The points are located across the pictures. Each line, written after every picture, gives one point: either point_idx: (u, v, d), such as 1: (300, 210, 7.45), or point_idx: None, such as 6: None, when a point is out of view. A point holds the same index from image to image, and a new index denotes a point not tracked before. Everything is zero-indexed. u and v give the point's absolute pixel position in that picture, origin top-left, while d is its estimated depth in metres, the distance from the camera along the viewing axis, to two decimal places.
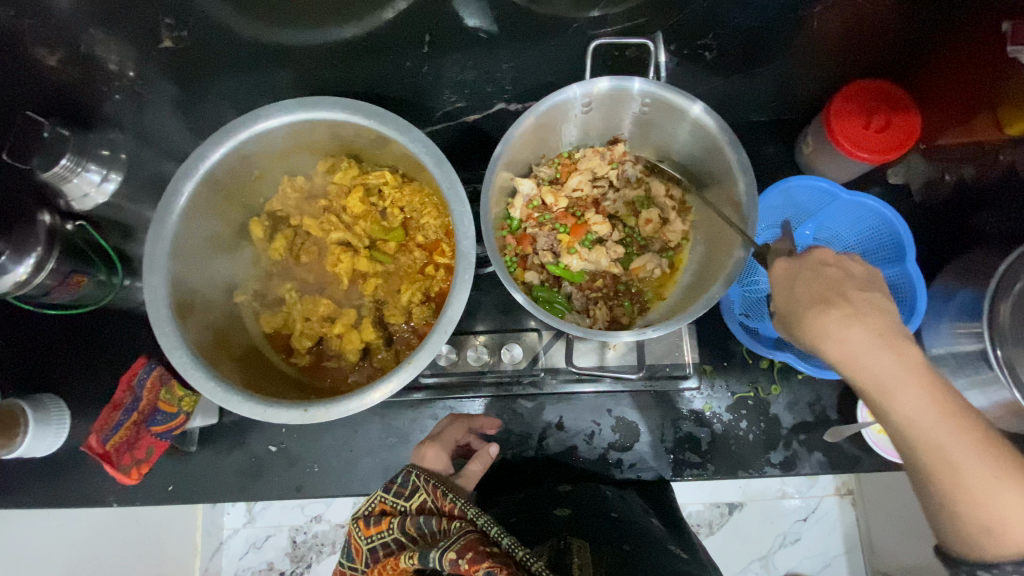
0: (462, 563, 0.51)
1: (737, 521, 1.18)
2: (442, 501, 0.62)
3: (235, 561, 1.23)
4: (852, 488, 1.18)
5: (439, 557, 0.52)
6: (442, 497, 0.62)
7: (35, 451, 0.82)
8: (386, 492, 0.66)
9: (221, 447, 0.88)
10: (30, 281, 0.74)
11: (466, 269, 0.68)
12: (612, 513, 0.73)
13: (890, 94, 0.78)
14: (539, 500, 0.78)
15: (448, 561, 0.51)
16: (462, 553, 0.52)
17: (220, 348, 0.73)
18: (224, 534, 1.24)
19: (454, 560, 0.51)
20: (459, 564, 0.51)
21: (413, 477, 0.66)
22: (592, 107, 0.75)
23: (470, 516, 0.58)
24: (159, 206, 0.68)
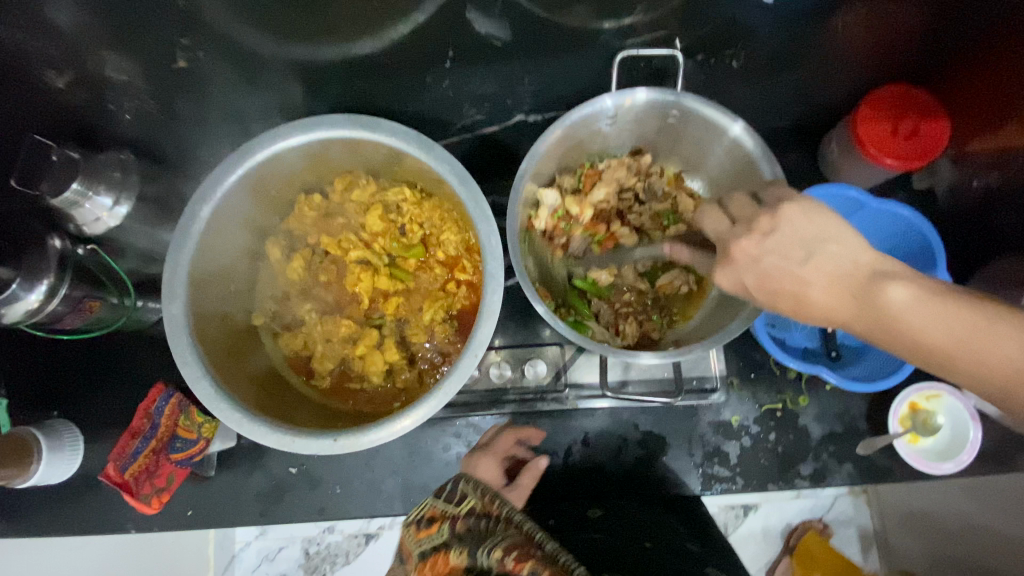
0: (509, 562, 0.52)
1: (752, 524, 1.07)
2: (491, 506, 0.62)
3: None
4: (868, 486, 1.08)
5: (488, 556, 0.54)
6: (491, 502, 0.63)
7: (51, 478, 0.80)
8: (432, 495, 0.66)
9: (241, 470, 0.86)
10: (42, 308, 0.72)
11: (495, 290, 0.66)
12: (646, 544, 0.70)
13: (917, 100, 0.76)
14: (572, 527, 0.75)
15: (494, 559, 0.53)
16: (507, 552, 0.53)
17: (243, 375, 0.71)
18: (236, 547, 1.15)
19: (500, 558, 0.53)
20: (504, 562, 0.52)
21: (463, 483, 0.67)
22: (619, 120, 0.73)
23: (517, 522, 0.59)
24: (176, 229, 0.66)
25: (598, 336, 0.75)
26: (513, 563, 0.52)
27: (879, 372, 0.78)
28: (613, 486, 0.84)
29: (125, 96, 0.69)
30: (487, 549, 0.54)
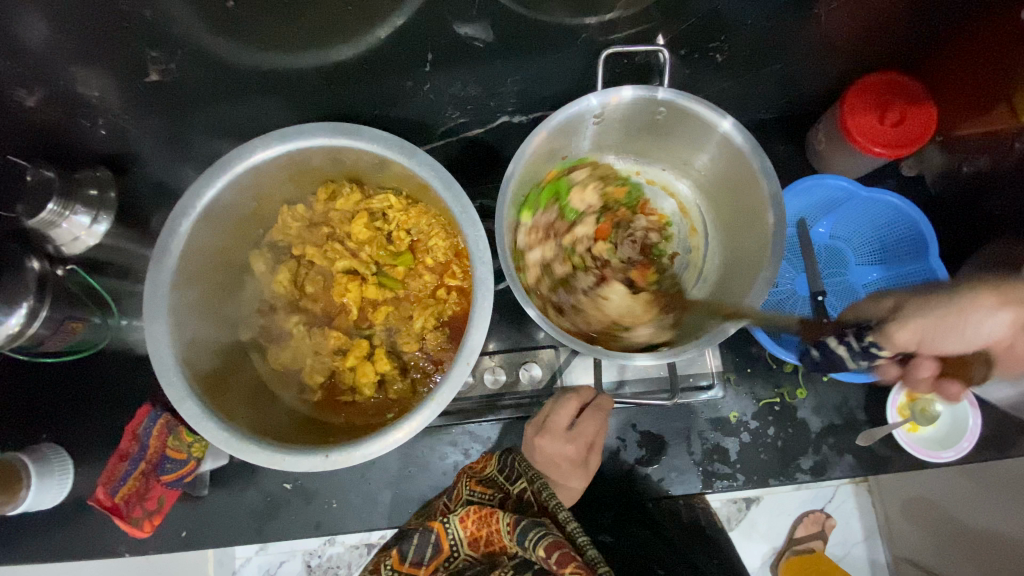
0: (551, 561, 0.57)
1: (755, 517, 1.00)
2: (539, 495, 0.68)
3: None
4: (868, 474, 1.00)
5: (534, 550, 0.59)
6: (540, 492, 0.68)
7: (41, 504, 0.78)
8: (494, 457, 0.76)
9: (233, 488, 0.85)
10: (22, 332, 0.72)
11: (486, 296, 0.64)
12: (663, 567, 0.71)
13: (905, 87, 0.76)
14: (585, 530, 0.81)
15: (539, 557, 0.58)
16: (551, 552, 0.57)
17: (230, 392, 0.69)
18: None
19: (544, 557, 0.58)
20: (548, 562, 0.57)
21: (518, 465, 0.73)
22: (603, 119, 0.72)
23: (560, 519, 0.64)
24: (155, 248, 0.65)
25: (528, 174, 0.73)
26: (556, 562, 0.56)
27: None
28: (615, 491, 0.83)
29: (100, 112, 0.67)
30: (534, 540, 0.60)
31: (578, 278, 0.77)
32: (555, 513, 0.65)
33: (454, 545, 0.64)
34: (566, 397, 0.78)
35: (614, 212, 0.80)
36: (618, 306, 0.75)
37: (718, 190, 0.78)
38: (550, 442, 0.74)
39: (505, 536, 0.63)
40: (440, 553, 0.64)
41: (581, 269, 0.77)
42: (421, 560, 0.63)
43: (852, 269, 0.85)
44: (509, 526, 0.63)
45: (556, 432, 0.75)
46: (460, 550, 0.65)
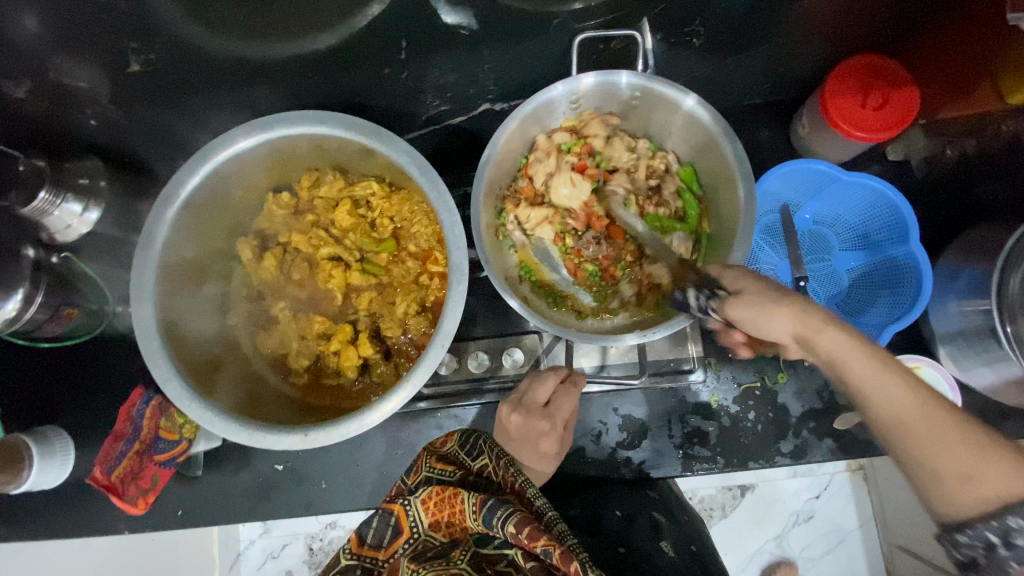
0: (521, 536, 0.58)
1: (750, 505, 1.02)
2: (505, 473, 0.69)
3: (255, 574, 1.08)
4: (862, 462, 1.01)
5: (502, 527, 0.59)
6: (507, 469, 0.69)
7: (43, 484, 0.81)
8: (457, 434, 0.77)
9: (227, 469, 0.87)
10: (20, 316, 0.76)
11: (460, 280, 0.66)
12: (620, 548, 0.70)
13: (885, 70, 0.76)
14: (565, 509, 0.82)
15: (508, 532, 0.59)
16: (521, 527, 0.58)
17: (217, 375, 0.71)
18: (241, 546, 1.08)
19: (514, 532, 0.58)
20: (518, 537, 0.58)
21: (481, 443, 0.74)
22: (580, 104, 0.73)
23: (528, 497, 0.66)
24: (142, 234, 0.67)
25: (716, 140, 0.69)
26: (523, 538, 0.58)
27: None
28: (595, 476, 0.85)
29: (87, 102, 0.69)
30: (502, 518, 0.60)
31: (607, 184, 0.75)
32: (523, 492, 0.67)
33: (415, 526, 0.66)
34: (547, 372, 0.79)
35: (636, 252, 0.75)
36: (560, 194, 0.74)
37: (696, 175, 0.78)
38: (523, 418, 0.75)
39: (471, 517, 0.63)
40: (400, 534, 0.67)
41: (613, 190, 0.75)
42: (380, 542, 0.67)
43: (834, 254, 0.86)
44: (474, 507, 0.63)
45: (533, 409, 0.76)
46: (421, 530, 0.66)
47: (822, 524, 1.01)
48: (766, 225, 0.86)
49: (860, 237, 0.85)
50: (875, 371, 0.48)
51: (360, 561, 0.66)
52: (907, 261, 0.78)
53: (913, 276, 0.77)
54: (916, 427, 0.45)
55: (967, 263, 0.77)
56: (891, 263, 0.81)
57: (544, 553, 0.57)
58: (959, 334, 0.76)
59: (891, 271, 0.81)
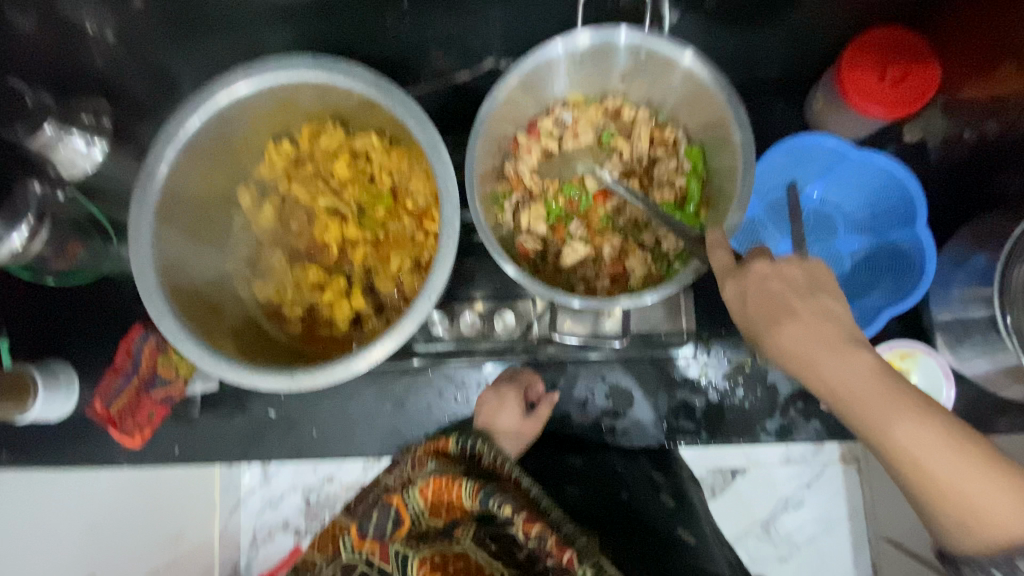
0: (517, 520, 0.60)
1: (740, 488, 1.01)
2: (499, 466, 0.71)
3: (253, 519, 0.96)
4: (859, 454, 0.99)
5: (499, 510, 0.61)
6: (500, 463, 0.71)
7: (49, 413, 0.85)
8: (455, 437, 0.74)
9: (222, 411, 0.90)
10: (26, 250, 0.76)
11: (451, 237, 0.66)
12: (622, 495, 0.78)
13: (910, 41, 0.73)
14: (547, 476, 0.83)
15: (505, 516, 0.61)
16: (518, 511, 0.61)
17: (214, 318, 0.72)
18: (241, 491, 0.96)
19: (510, 516, 0.61)
20: (515, 520, 0.60)
21: (477, 443, 0.74)
22: (583, 63, 0.72)
23: (522, 485, 0.68)
24: (141, 172, 0.67)
25: (713, 121, 0.71)
26: (521, 524, 0.60)
27: None
28: (580, 442, 0.87)
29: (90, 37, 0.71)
30: (499, 502, 0.62)
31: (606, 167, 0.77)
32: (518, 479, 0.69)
33: (415, 515, 0.66)
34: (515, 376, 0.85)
35: (628, 234, 0.76)
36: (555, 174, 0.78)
37: (699, 145, 0.76)
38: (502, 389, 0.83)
39: (467, 504, 0.64)
40: (401, 525, 0.66)
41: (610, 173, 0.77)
42: (382, 533, 0.65)
43: (840, 235, 0.83)
44: (470, 496, 0.64)
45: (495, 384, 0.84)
46: (422, 518, 0.67)
47: (812, 511, 1.00)
48: (771, 199, 0.84)
49: (866, 218, 0.82)
50: (933, 444, 0.47)
51: (362, 556, 0.65)
52: (911, 245, 0.77)
53: (917, 259, 0.76)
54: (921, 468, 0.48)
55: (976, 250, 0.75)
56: (896, 247, 0.79)
57: (539, 538, 0.60)
58: (959, 322, 0.75)
59: (894, 255, 0.79)
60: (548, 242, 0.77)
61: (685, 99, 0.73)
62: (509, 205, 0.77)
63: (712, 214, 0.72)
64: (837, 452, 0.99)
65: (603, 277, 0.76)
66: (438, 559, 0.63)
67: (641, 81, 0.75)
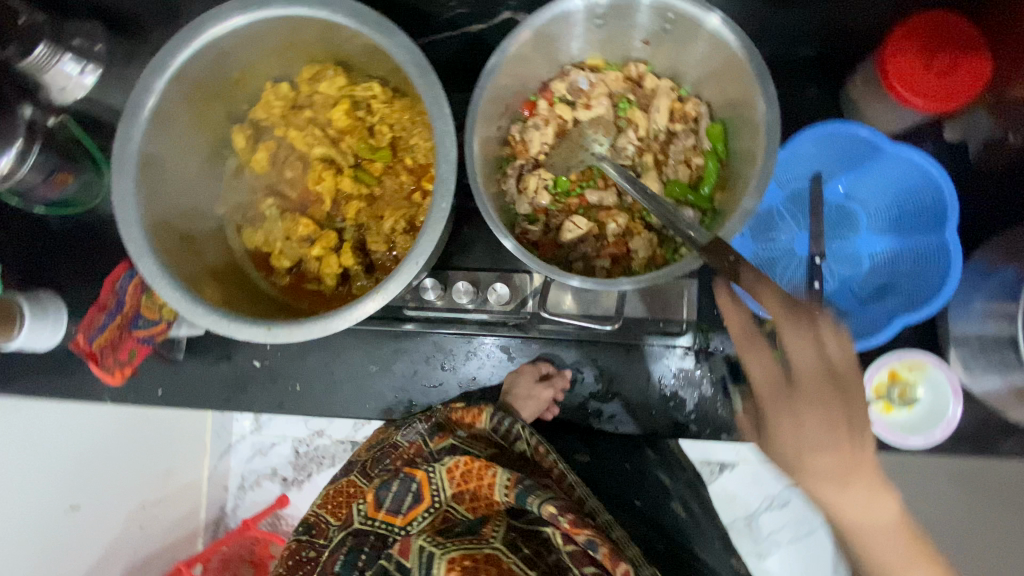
0: (561, 520, 0.66)
1: (727, 482, 0.96)
2: (541, 456, 0.77)
3: (243, 465, 1.14)
4: None
5: (540, 506, 0.66)
6: (543, 454, 0.77)
7: (37, 344, 0.83)
8: (486, 413, 0.78)
9: (208, 358, 0.89)
10: (14, 173, 0.74)
11: (445, 198, 0.62)
12: (628, 473, 0.88)
13: (961, 32, 0.67)
14: None
15: (549, 514, 0.66)
16: (562, 511, 0.66)
17: (198, 263, 0.70)
18: (232, 439, 1.13)
19: (554, 514, 0.66)
20: (560, 520, 0.66)
21: (516, 426, 0.77)
22: (604, 21, 0.66)
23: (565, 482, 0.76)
24: (128, 101, 0.64)
25: (739, 96, 0.65)
26: (569, 525, 0.66)
27: (858, 332, 0.72)
28: (580, 433, 0.86)
29: None
30: (539, 500, 0.67)
31: (619, 139, 0.72)
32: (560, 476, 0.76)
33: (436, 494, 0.72)
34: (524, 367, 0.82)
35: (636, 213, 0.72)
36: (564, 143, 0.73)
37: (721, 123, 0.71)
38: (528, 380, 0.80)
39: (501, 494, 0.70)
40: (419, 501, 0.71)
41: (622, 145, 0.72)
42: (396, 510, 0.71)
43: (860, 234, 0.79)
44: (507, 489, 0.69)
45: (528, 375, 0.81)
46: (442, 498, 0.72)
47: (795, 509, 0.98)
48: (792, 190, 0.79)
49: (892, 219, 0.77)
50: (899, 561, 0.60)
51: (374, 526, 0.72)
52: (938, 250, 0.71)
53: (940, 266, 0.71)
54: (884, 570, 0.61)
55: (1005, 263, 0.71)
56: (921, 251, 0.73)
57: (586, 541, 0.66)
58: (977, 337, 0.72)
59: (918, 259, 0.74)
60: (549, 214, 0.73)
61: (711, 70, 0.67)
62: (511, 170, 0.73)
63: (726, 198, 0.67)
64: None
65: (604, 257, 0.72)
66: (468, 562, 0.67)
67: (666, 49, 0.70)
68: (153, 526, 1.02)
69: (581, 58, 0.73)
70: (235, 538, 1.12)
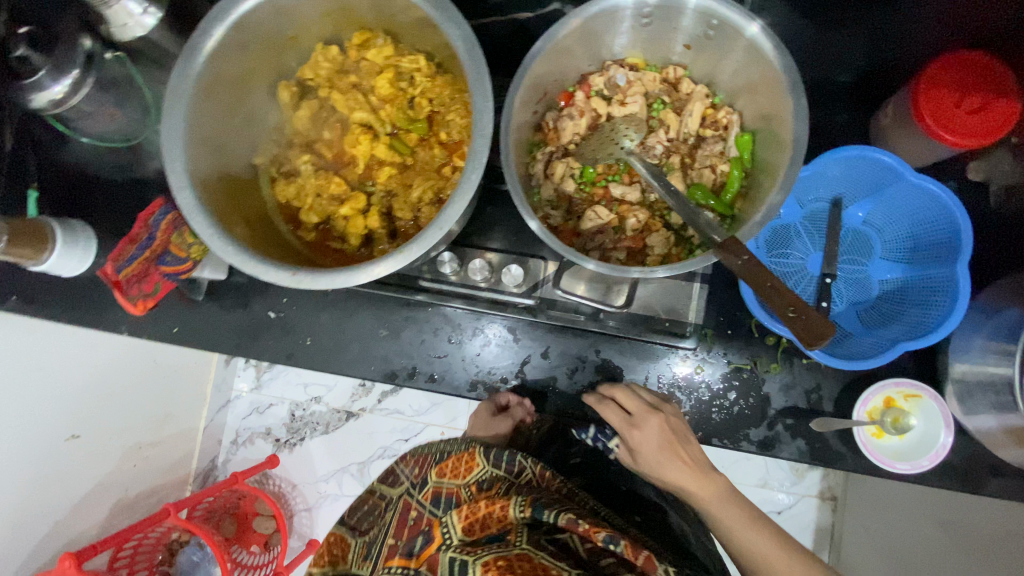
0: (578, 526, 0.62)
1: None
2: (550, 479, 0.74)
3: (237, 420, 1.32)
4: (836, 493, 1.02)
5: (556, 517, 0.64)
6: (551, 477, 0.74)
7: (67, 266, 0.87)
8: (479, 451, 0.76)
9: (226, 303, 0.92)
10: (66, 101, 0.77)
11: (474, 170, 0.64)
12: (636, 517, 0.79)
13: (993, 74, 0.69)
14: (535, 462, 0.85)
15: (567, 521, 0.63)
16: (578, 517, 0.63)
17: (232, 205, 0.73)
18: (231, 394, 1.32)
19: (573, 520, 0.63)
20: (579, 524, 0.62)
21: (519, 457, 0.75)
22: (650, 20, 0.68)
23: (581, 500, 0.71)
24: (188, 42, 0.67)
25: (772, 110, 0.67)
26: (588, 527, 0.63)
27: (860, 353, 0.74)
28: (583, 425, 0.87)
29: None
30: (554, 512, 0.64)
31: (649, 138, 0.74)
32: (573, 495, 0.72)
33: (447, 533, 0.68)
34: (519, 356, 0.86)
35: (656, 211, 0.74)
36: (595, 137, 0.75)
37: (750, 134, 0.73)
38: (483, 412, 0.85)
39: (516, 513, 0.66)
40: (432, 542, 0.68)
41: (652, 144, 0.74)
42: (411, 552, 0.68)
43: (873, 261, 0.80)
44: (523, 508, 0.66)
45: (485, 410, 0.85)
46: (453, 536, 0.67)
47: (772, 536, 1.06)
48: (810, 210, 0.81)
49: (906, 250, 0.79)
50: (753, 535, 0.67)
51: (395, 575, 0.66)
52: (946, 283, 0.72)
53: (947, 299, 0.71)
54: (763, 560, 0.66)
55: (1010, 303, 0.71)
56: (931, 283, 0.74)
57: (609, 539, 0.61)
58: (975, 375, 0.71)
59: (927, 291, 0.75)
60: (572, 203, 0.75)
61: (749, 81, 0.69)
62: (540, 155, 0.76)
63: (747, 207, 0.69)
64: (816, 485, 1.03)
65: (620, 250, 0.74)
66: (502, 562, 0.60)
67: (705, 55, 0.71)
68: (150, 463, 1.11)
69: (622, 55, 0.75)
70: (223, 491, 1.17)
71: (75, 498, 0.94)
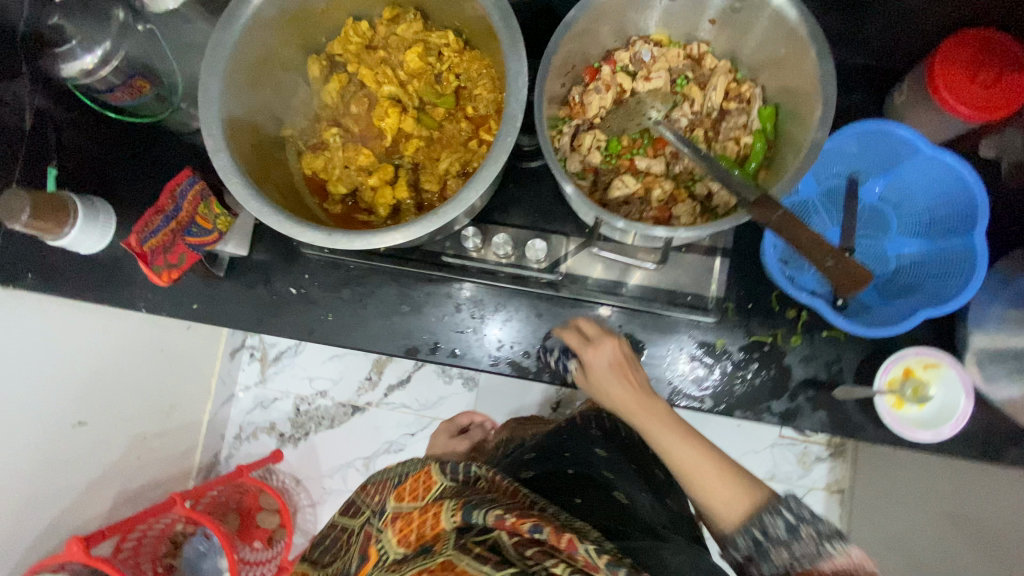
0: (503, 519, 0.54)
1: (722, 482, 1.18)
2: (498, 481, 0.66)
3: (242, 414, 1.33)
4: (843, 487, 1.12)
5: (481, 514, 0.55)
6: (500, 479, 0.66)
7: (85, 244, 0.86)
8: (437, 468, 0.67)
9: (246, 279, 0.92)
10: (96, 72, 0.77)
11: (510, 134, 0.65)
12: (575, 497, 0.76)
13: (1008, 50, 0.71)
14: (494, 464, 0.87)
15: (492, 516, 0.55)
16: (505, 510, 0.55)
17: (263, 173, 0.74)
18: (236, 388, 1.33)
19: (498, 515, 0.55)
20: (504, 517, 0.54)
21: (471, 466, 0.67)
22: None
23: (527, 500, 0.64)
24: (227, 10, 0.68)
25: (795, 81, 0.69)
26: (514, 520, 0.55)
27: (882, 321, 0.75)
28: None
29: None
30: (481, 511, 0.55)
31: (674, 113, 0.76)
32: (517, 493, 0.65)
33: (382, 548, 0.58)
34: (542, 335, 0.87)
35: (679, 183, 0.76)
36: (620, 111, 0.77)
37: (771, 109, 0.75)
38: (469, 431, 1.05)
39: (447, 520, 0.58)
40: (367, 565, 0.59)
41: (676, 119, 0.76)
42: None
43: (889, 236, 0.82)
44: (454, 511, 0.58)
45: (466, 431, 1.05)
46: (388, 552, 0.58)
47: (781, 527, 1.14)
48: (826, 187, 0.83)
49: (923, 224, 0.81)
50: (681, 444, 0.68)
51: None
52: (965, 252, 0.74)
53: (966, 268, 0.73)
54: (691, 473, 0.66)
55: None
56: (950, 254, 0.76)
57: (534, 527, 0.54)
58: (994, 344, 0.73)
59: (946, 262, 0.76)
60: (598, 175, 0.77)
61: (773, 54, 0.71)
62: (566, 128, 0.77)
63: (770, 177, 0.71)
64: (823, 478, 1.13)
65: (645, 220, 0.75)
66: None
67: (729, 30, 0.74)
68: (149, 457, 1.09)
69: (647, 33, 0.77)
70: (228, 483, 1.20)
71: (79, 487, 0.92)
